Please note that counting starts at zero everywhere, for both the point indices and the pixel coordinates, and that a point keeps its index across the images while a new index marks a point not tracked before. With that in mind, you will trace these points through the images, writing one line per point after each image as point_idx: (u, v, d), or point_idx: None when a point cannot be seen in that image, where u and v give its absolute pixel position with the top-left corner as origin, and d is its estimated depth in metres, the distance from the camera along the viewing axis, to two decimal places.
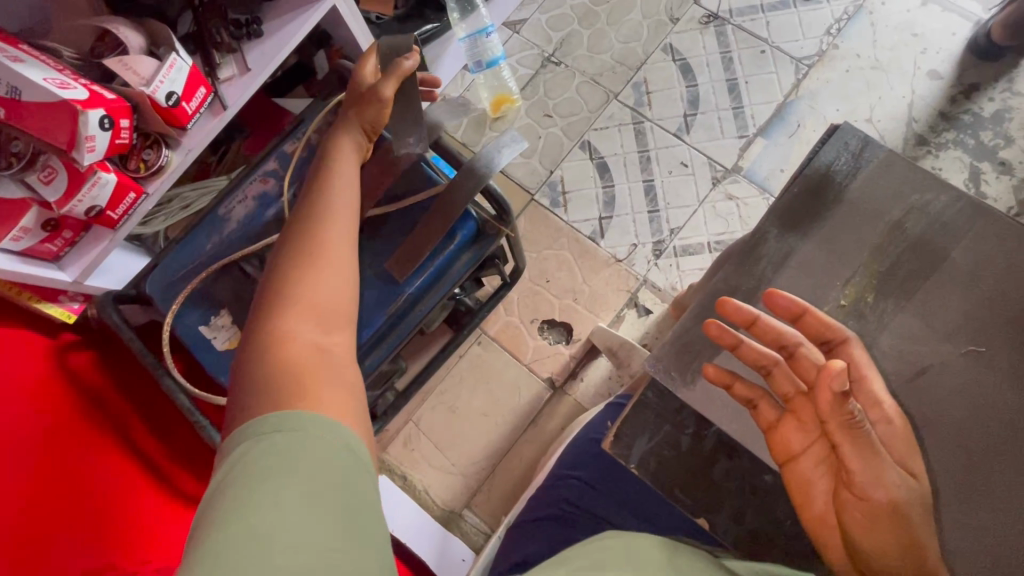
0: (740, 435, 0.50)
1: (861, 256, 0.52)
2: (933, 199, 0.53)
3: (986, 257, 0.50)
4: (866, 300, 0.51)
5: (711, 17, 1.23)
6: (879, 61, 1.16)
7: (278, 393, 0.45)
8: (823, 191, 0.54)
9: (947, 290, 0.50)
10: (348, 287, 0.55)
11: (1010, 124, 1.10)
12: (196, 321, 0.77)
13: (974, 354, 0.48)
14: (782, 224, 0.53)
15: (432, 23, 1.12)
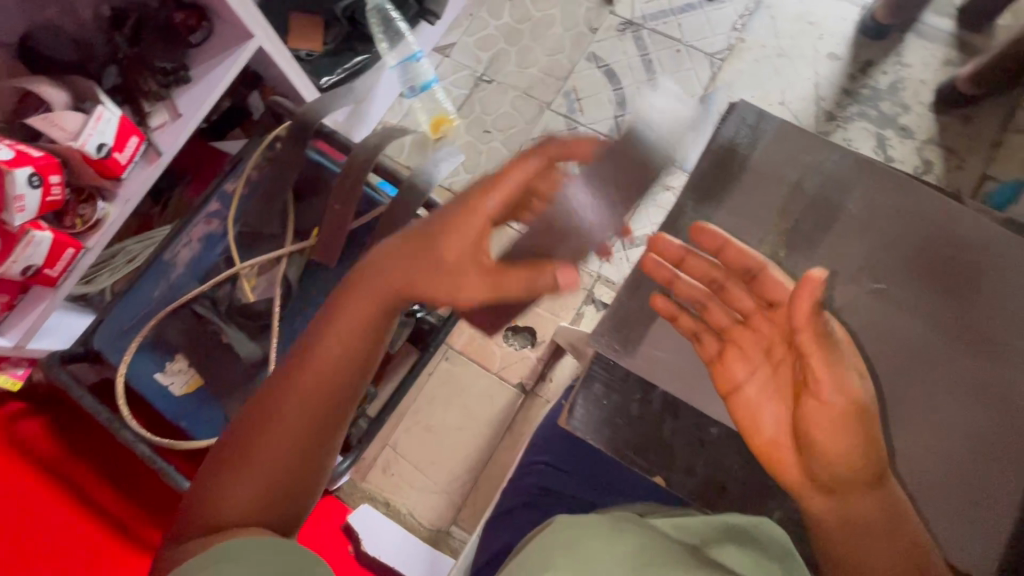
0: (686, 393, 0.54)
1: (771, 220, 0.59)
2: (824, 158, 0.61)
3: (876, 207, 0.58)
4: (781, 257, 0.58)
5: (627, 24, 1.31)
6: (783, 49, 1.26)
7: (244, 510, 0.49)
8: (728, 164, 0.61)
9: (846, 241, 0.58)
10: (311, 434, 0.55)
11: (905, 93, 1.20)
12: (150, 370, 0.76)
13: (876, 292, 0.56)
14: (697, 196, 0.60)
15: (362, 54, 1.15)
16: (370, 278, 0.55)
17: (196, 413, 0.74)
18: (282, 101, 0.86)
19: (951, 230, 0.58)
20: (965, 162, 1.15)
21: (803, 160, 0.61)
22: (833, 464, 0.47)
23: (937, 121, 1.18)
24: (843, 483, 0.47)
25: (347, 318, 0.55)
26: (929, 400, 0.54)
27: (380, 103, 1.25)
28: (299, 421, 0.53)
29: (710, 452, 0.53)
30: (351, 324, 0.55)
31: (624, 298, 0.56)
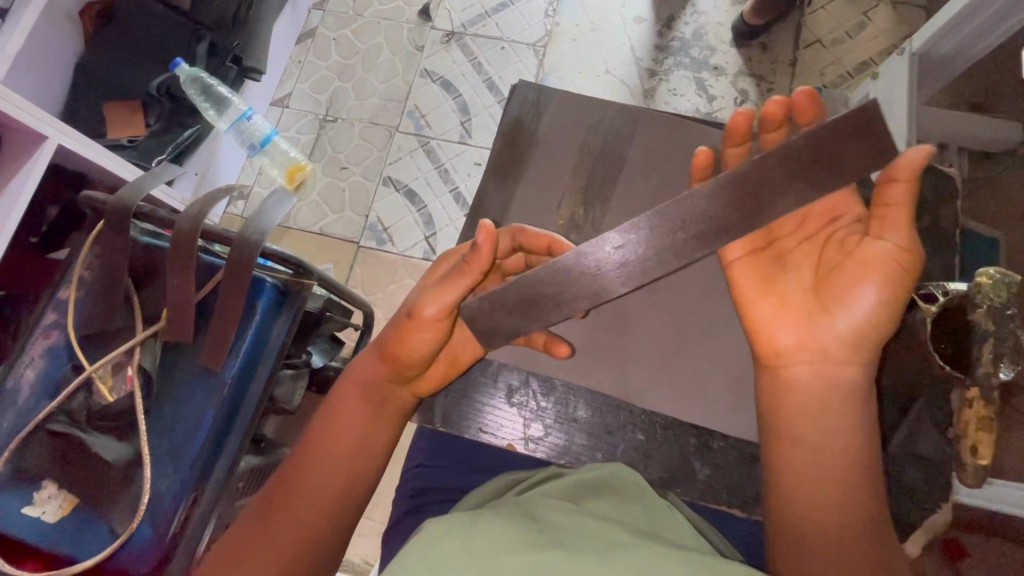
0: (520, 362, 0.57)
1: (566, 180, 0.59)
2: (600, 117, 0.60)
3: (655, 150, 0.59)
4: (581, 214, 0.57)
5: (449, 35, 1.37)
6: (595, 23, 1.35)
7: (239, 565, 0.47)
8: (519, 139, 0.60)
9: (636, 182, 0.58)
10: (327, 507, 0.50)
11: (708, 37, 1.32)
12: (16, 506, 0.71)
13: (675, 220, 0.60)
14: (497, 175, 0.59)
15: (192, 127, 1.12)
16: (361, 371, 0.55)
17: (79, 534, 0.71)
18: (94, 196, 0.82)
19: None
20: (774, 84, 1.27)
21: (589, 119, 0.60)
22: (856, 318, 0.45)
23: (741, 54, 1.30)
24: (848, 342, 0.46)
25: (351, 404, 0.54)
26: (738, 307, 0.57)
27: (227, 169, 1.26)
28: (310, 510, 0.50)
29: (560, 403, 0.55)
30: (337, 426, 0.53)
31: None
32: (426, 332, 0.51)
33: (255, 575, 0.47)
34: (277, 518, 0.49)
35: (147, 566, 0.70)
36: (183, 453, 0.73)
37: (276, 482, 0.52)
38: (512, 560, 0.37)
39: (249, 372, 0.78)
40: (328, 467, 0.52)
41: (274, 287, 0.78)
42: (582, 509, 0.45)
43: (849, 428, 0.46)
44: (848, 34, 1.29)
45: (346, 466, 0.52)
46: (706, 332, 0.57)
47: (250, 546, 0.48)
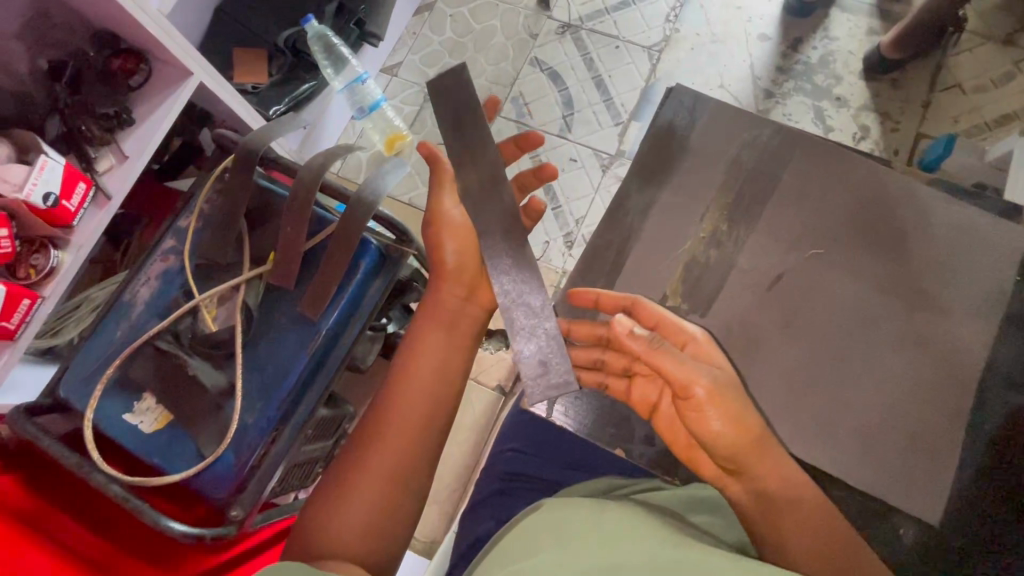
0: None
1: (710, 193, 0.55)
2: (757, 133, 0.57)
3: (812, 175, 0.55)
4: (723, 229, 0.54)
5: (565, 27, 1.35)
6: (717, 35, 1.30)
7: (341, 488, 0.50)
8: (668, 145, 0.57)
9: (786, 207, 0.54)
10: (418, 433, 0.52)
11: (836, 65, 1.25)
12: (119, 411, 0.76)
13: (815, 257, 0.52)
14: (639, 174, 0.56)
15: (309, 82, 1.15)
16: (437, 303, 0.57)
17: (168, 450, 0.75)
18: (225, 134, 0.86)
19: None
20: (900, 124, 1.20)
21: (742, 134, 0.57)
22: (716, 445, 0.46)
23: (868, 88, 1.23)
24: (742, 464, 0.46)
25: (431, 335, 0.55)
26: (885, 364, 0.50)
27: (333, 128, 1.31)
28: (402, 435, 0.52)
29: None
30: (410, 369, 0.54)
31: (577, 280, 0.55)
32: (449, 231, 0.58)
33: (359, 492, 0.50)
34: (363, 470, 0.50)
35: (226, 491, 0.74)
36: (274, 390, 0.76)
37: (358, 430, 0.53)
38: (678, 548, 0.37)
39: (342, 325, 0.80)
40: (407, 415, 0.52)
41: (378, 249, 0.80)
42: (701, 526, 0.46)
43: (815, 496, 0.46)
44: (993, 83, 1.20)
45: (431, 391, 0.53)
46: (853, 377, 0.50)
47: (341, 496, 0.50)
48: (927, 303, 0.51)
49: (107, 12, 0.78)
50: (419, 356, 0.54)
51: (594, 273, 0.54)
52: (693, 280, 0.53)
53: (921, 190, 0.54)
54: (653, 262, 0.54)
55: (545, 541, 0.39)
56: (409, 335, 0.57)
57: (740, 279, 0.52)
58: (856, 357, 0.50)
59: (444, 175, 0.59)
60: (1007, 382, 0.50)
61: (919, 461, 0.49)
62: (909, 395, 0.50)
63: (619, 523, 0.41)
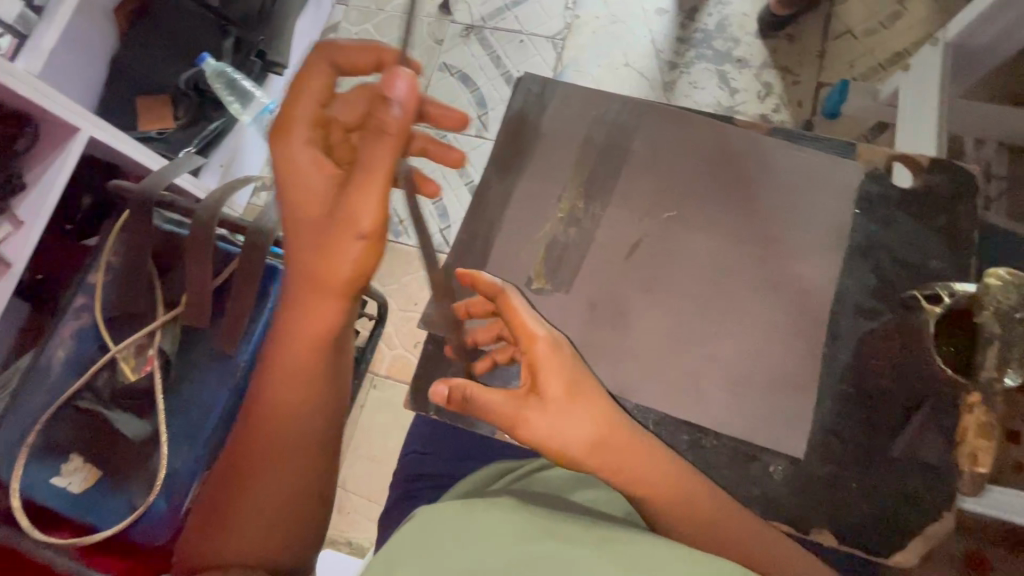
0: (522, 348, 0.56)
1: (566, 174, 0.58)
2: (605, 110, 0.60)
3: (660, 143, 0.59)
4: (580, 207, 0.57)
5: (469, 29, 1.37)
6: (615, 15, 1.33)
7: (229, 520, 0.49)
8: (524, 135, 0.60)
9: (635, 177, 0.58)
10: (312, 454, 0.52)
11: (732, 29, 1.28)
12: (46, 476, 0.75)
13: (668, 220, 0.56)
14: (498, 168, 0.59)
15: (217, 119, 1.15)
16: (312, 316, 0.48)
17: (100, 505, 0.75)
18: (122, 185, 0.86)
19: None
20: (800, 76, 1.23)
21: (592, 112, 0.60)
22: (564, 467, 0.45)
23: (766, 46, 1.26)
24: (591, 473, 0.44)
25: (303, 355, 0.49)
26: (746, 310, 0.53)
27: (251, 160, 1.31)
28: (294, 458, 0.51)
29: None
30: (292, 398, 0.50)
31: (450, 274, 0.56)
32: (350, 242, 0.46)
33: (251, 522, 0.49)
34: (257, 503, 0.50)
35: (163, 538, 0.74)
36: (201, 427, 0.77)
37: (236, 457, 0.50)
38: (541, 548, 0.38)
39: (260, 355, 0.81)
40: (296, 447, 0.51)
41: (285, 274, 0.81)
42: (578, 505, 0.48)
43: (676, 468, 0.46)
44: (882, 25, 1.23)
45: (320, 409, 0.52)
46: (716, 327, 0.53)
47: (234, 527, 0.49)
48: (772, 246, 0.55)
49: None
50: (305, 381, 0.50)
51: (466, 263, 0.57)
52: (556, 260, 0.56)
53: (759, 141, 0.58)
54: (521, 247, 0.57)
55: (406, 551, 0.39)
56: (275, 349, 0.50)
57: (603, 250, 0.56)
58: (717, 308, 0.54)
59: (383, 150, 0.43)
60: (857, 310, 0.53)
61: (791, 398, 0.51)
62: (769, 335, 0.53)
63: (484, 523, 0.41)
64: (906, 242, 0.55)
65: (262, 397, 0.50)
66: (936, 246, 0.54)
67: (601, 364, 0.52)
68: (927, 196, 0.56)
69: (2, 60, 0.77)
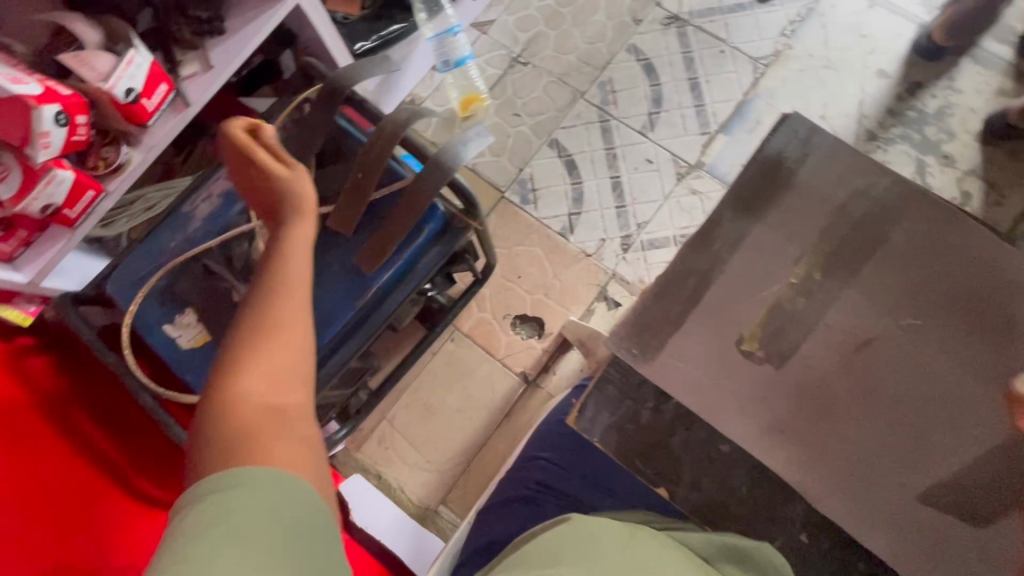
0: (703, 410, 0.47)
1: (810, 240, 0.51)
2: (873, 184, 0.52)
3: (922, 237, 0.51)
4: (815, 279, 0.50)
5: (673, 19, 1.27)
6: (831, 60, 1.22)
7: (233, 419, 0.47)
8: (774, 177, 0.53)
9: (890, 270, 0.50)
10: (297, 318, 0.55)
11: (952, 120, 1.16)
12: (159, 321, 0.75)
13: (909, 326, 0.48)
14: (736, 206, 0.52)
15: (399, 23, 1.09)
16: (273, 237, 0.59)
17: (202, 369, 0.74)
18: (315, 66, 0.84)
19: (992, 265, 0.49)
20: (1005, 199, 1.12)
21: (853, 182, 0.52)
22: None
23: (982, 152, 1.14)
24: None
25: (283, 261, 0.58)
26: None
27: (411, 76, 1.22)
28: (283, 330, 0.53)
29: (719, 472, 0.48)
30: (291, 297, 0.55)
31: (649, 302, 0.50)
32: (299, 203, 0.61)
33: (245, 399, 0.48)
34: (227, 383, 0.49)
35: None
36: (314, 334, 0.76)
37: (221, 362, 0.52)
38: None
39: (392, 285, 0.78)
40: (289, 322, 0.54)
41: (443, 216, 0.78)
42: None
43: None
44: None
45: (297, 287, 0.57)
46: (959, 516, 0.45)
47: (214, 415, 0.47)
48: None
49: None
50: (286, 256, 0.59)
51: (670, 298, 0.50)
52: (771, 330, 0.48)
53: None
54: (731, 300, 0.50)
55: None
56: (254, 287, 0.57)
57: (823, 337, 0.49)
58: (943, 445, 0.46)
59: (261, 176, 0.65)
60: None
61: None
62: None
63: (596, 552, 0.50)
64: None
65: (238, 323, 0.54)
66: None
67: (802, 460, 0.46)
68: None
69: None
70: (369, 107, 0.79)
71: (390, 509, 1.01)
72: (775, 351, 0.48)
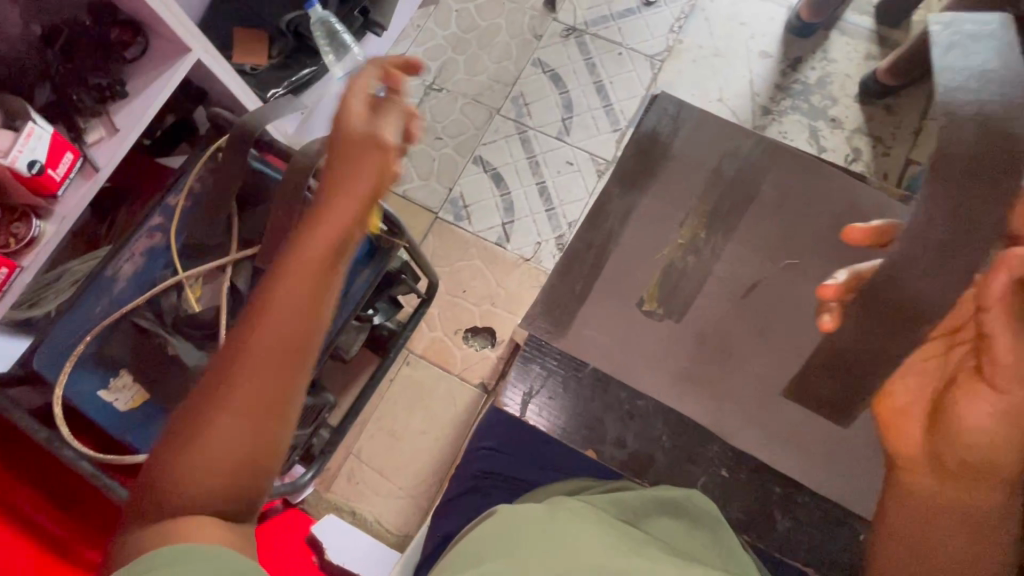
0: (612, 368, 0.60)
1: (693, 202, 0.65)
2: (738, 145, 0.67)
3: (786, 187, 0.66)
4: (701, 237, 0.64)
5: (570, 30, 1.36)
6: (718, 49, 1.32)
7: (194, 490, 0.43)
8: (654, 153, 0.67)
9: (758, 220, 0.65)
10: (279, 389, 0.45)
11: (832, 87, 1.28)
12: (93, 387, 0.74)
13: (789, 265, 0.63)
14: (622, 185, 0.66)
15: (310, 67, 1.12)
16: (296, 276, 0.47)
17: (144, 427, 0.75)
18: (222, 114, 0.85)
19: (821, 202, 0.65)
20: (892, 149, 1.23)
21: (722, 146, 0.68)
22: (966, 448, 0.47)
23: (863, 111, 1.26)
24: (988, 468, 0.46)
25: (282, 301, 0.46)
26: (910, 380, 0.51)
27: (330, 115, 1.27)
28: (263, 398, 0.44)
29: (641, 425, 0.59)
30: (283, 354, 0.45)
31: (558, 279, 0.62)
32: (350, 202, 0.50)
33: (205, 473, 0.43)
34: (188, 452, 0.43)
35: None
36: None
37: (194, 410, 0.44)
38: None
39: (325, 314, 0.80)
40: (274, 387, 0.45)
41: (368, 240, 0.81)
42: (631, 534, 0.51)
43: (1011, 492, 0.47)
44: None
45: (293, 340, 0.46)
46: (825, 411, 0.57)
47: (166, 485, 0.43)
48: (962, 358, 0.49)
49: None
50: (280, 299, 0.46)
51: (573, 274, 0.63)
52: (666, 289, 0.61)
53: (893, 207, 0.65)
54: (630, 267, 0.63)
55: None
56: (242, 326, 0.46)
57: (709, 287, 0.62)
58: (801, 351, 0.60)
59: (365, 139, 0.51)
60: None
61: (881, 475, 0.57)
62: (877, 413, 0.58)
63: (536, 531, 0.51)
64: None
65: (217, 370, 0.45)
66: None
67: (692, 398, 0.59)
68: None
69: None
70: (282, 147, 0.81)
71: (368, 542, 0.99)
72: (673, 308, 0.61)
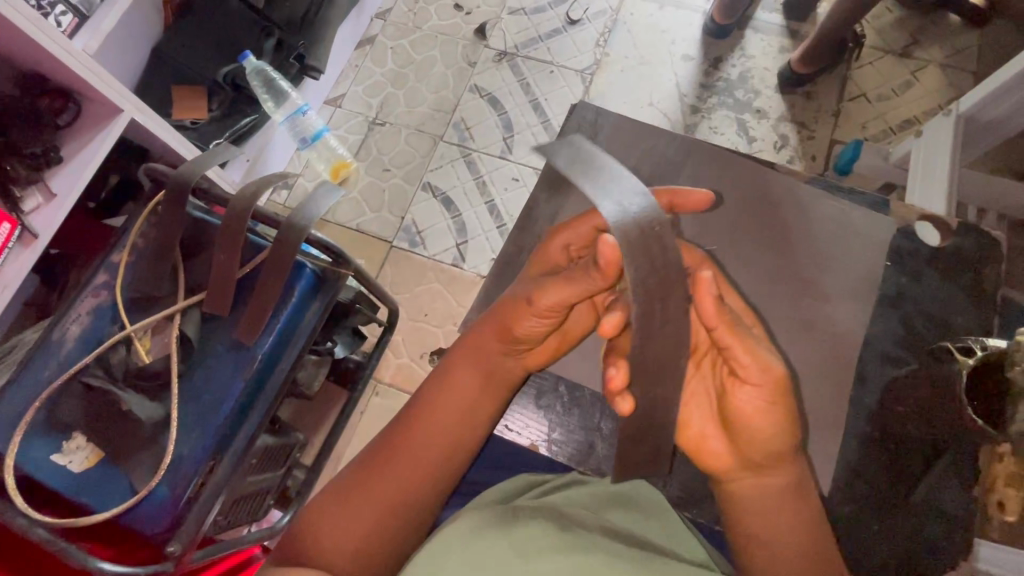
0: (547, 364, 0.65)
1: None
2: (655, 145, 0.73)
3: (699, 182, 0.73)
4: None
5: (502, 55, 1.42)
6: (642, 57, 1.39)
7: (351, 528, 0.56)
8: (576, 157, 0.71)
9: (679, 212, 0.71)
10: (421, 478, 0.58)
11: (754, 80, 1.35)
12: (45, 452, 0.74)
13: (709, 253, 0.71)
14: (548, 189, 0.69)
15: (250, 116, 1.16)
16: (455, 379, 0.60)
17: (102, 486, 0.74)
18: (156, 167, 0.83)
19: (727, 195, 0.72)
20: (815, 132, 1.30)
21: (641, 145, 0.73)
22: (753, 443, 0.50)
23: (785, 100, 1.33)
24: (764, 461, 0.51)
25: (443, 403, 0.60)
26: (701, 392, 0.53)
27: (277, 158, 1.30)
28: (417, 476, 0.58)
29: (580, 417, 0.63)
30: (434, 440, 0.59)
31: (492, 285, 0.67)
32: (527, 316, 0.53)
33: (359, 518, 0.56)
34: (348, 507, 0.57)
35: (160, 527, 0.73)
36: (211, 417, 0.77)
37: (373, 456, 0.60)
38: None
39: (278, 349, 0.81)
40: (419, 469, 0.58)
41: (313, 271, 0.82)
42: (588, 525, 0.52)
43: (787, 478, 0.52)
44: (894, 92, 1.31)
45: (445, 440, 0.59)
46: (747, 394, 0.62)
47: (321, 531, 0.56)
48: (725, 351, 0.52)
49: (26, 50, 0.78)
50: (438, 400, 0.60)
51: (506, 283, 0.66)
52: None
53: (801, 189, 0.73)
54: None
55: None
56: (411, 412, 0.61)
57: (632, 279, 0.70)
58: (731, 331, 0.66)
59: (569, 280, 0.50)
60: (883, 356, 0.66)
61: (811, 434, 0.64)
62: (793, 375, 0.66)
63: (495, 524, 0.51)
64: (923, 294, 0.67)
65: (388, 436, 0.60)
66: (947, 305, 0.66)
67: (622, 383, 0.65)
68: (946, 253, 0.68)
69: (61, 36, 0.78)
70: (220, 193, 0.83)
71: None
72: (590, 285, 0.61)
